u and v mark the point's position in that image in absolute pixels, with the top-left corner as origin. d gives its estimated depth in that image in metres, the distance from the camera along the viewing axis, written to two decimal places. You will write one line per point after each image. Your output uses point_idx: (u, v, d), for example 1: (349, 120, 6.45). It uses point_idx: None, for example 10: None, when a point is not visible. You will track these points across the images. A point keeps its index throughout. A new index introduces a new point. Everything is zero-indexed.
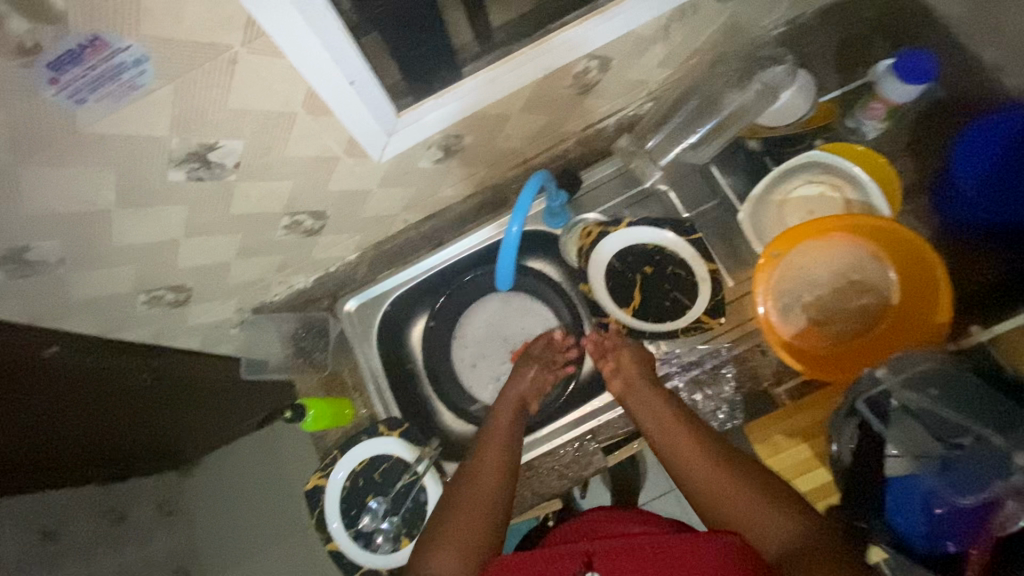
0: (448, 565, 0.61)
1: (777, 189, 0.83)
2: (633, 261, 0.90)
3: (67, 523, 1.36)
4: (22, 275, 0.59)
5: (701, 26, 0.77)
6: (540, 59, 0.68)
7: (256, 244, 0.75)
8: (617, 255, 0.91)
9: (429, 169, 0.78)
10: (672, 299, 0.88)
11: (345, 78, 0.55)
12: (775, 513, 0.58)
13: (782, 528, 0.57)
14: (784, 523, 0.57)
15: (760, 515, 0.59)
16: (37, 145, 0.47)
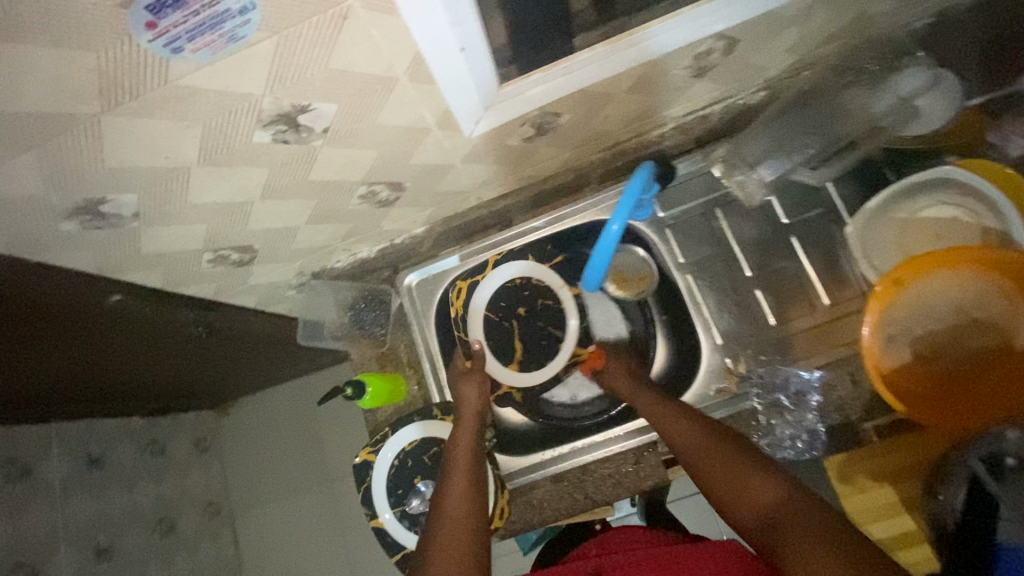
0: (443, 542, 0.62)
1: (900, 206, 0.74)
2: (505, 306, 0.92)
3: (112, 451, 1.42)
4: (96, 226, 0.56)
5: (846, 10, 0.66)
6: (665, 36, 0.60)
7: (328, 211, 0.71)
8: (491, 305, 0.92)
9: (517, 147, 0.72)
10: (546, 337, 0.92)
11: (457, 43, 0.49)
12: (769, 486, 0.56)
13: (763, 495, 0.56)
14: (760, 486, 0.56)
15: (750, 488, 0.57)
16: (126, 96, 0.43)
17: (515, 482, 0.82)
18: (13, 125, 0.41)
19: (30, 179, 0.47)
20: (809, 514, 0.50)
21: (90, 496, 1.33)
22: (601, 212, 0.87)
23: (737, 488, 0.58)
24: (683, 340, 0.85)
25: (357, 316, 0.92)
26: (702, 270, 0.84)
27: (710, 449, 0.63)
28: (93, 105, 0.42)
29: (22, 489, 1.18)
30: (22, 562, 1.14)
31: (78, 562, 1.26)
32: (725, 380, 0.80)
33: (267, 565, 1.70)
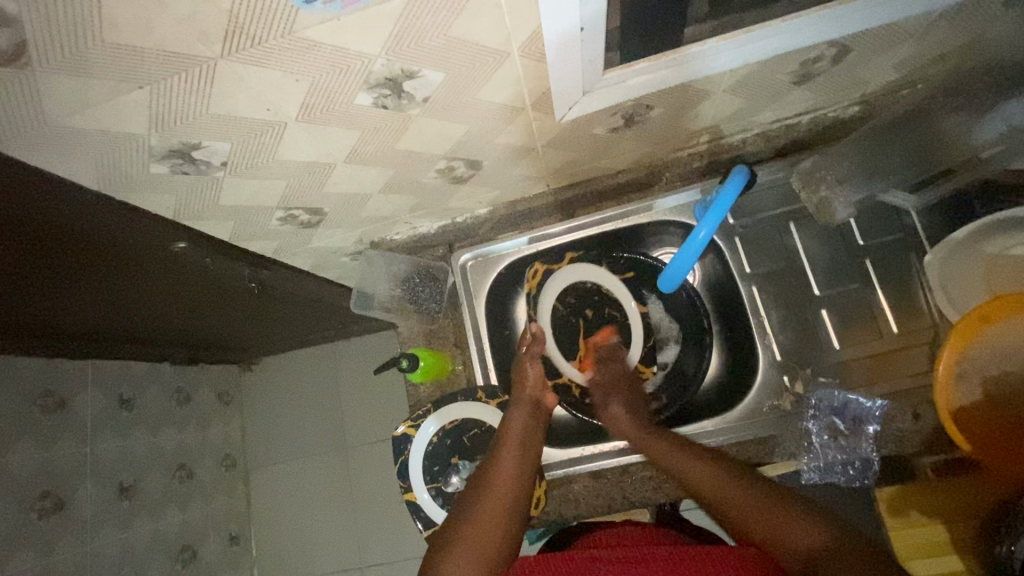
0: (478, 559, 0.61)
1: (990, 242, 0.71)
2: (573, 303, 0.89)
3: (141, 394, 1.44)
4: (184, 171, 0.56)
5: (968, 30, 0.63)
6: (783, 37, 0.57)
7: (403, 181, 0.71)
8: (559, 299, 0.88)
9: (601, 136, 0.70)
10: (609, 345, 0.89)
11: (578, 24, 0.48)
12: (791, 520, 0.59)
13: (796, 533, 0.58)
14: (803, 530, 0.58)
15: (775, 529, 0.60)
16: (247, 43, 0.42)
17: (552, 472, 0.82)
18: (134, 60, 0.41)
19: (137, 116, 0.47)
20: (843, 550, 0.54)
21: (118, 436, 1.36)
22: (666, 213, 0.86)
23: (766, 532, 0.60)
24: (737, 346, 0.84)
25: (408, 290, 0.92)
26: (768, 284, 0.82)
27: (755, 501, 0.63)
28: (213, 48, 0.41)
29: (56, 421, 1.21)
30: (51, 492, 1.17)
31: (102, 499, 1.28)
32: (780, 399, 0.78)
33: (277, 522, 1.73)
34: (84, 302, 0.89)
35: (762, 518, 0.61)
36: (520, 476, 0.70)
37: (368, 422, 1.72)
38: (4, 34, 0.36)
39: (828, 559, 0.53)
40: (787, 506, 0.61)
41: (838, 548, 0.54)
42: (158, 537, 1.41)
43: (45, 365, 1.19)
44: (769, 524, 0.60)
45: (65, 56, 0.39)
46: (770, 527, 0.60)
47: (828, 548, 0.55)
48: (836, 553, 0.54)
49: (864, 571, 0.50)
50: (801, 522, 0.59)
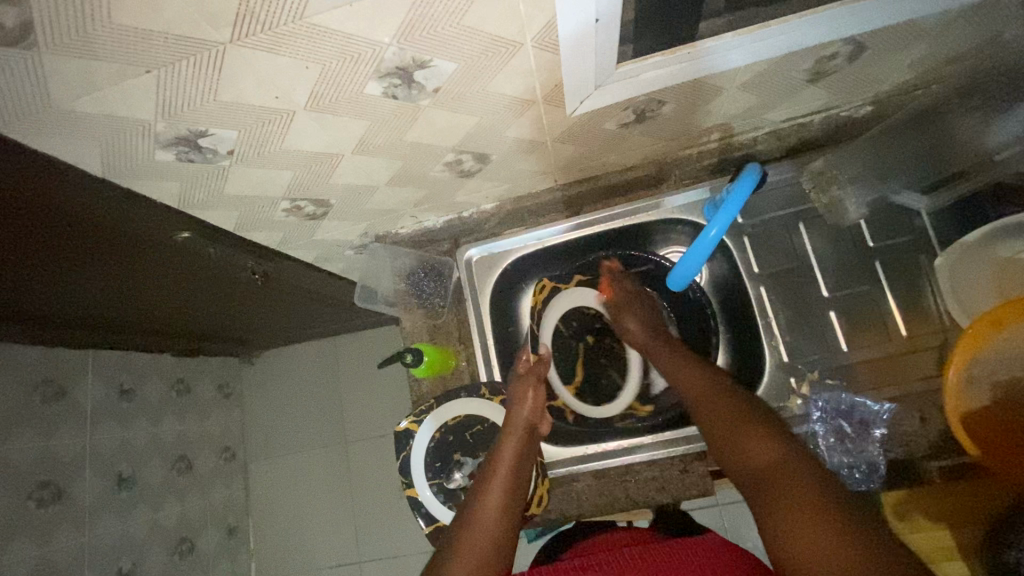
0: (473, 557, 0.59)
1: (1002, 245, 0.70)
2: (577, 326, 0.89)
3: (142, 384, 1.44)
4: (190, 159, 0.55)
5: (986, 29, 0.62)
6: (800, 32, 0.56)
7: (411, 174, 0.70)
8: (564, 316, 0.88)
9: (611, 132, 0.69)
10: (606, 377, 0.88)
11: (593, 15, 0.47)
12: (768, 441, 0.61)
13: (760, 452, 0.60)
14: (768, 447, 0.60)
15: (747, 440, 0.62)
16: (257, 28, 0.41)
17: (555, 471, 0.81)
18: (140, 43, 0.40)
19: (143, 101, 0.46)
20: (800, 474, 0.56)
21: (118, 426, 1.35)
22: (677, 212, 0.85)
23: (736, 446, 0.63)
24: (747, 345, 0.82)
25: (413, 284, 0.91)
26: (776, 284, 0.81)
27: (734, 415, 0.65)
28: (223, 32, 0.41)
29: (56, 410, 1.20)
30: (50, 481, 1.16)
31: (100, 489, 1.27)
32: (786, 400, 0.77)
33: (275, 515, 1.73)
34: (87, 290, 0.88)
35: (734, 433, 0.64)
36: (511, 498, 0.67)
37: (368, 416, 1.71)
38: (11, 12, 0.35)
39: (780, 476, 0.57)
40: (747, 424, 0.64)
41: (788, 465, 0.57)
42: (156, 528, 1.41)
43: (46, 353, 1.18)
44: (731, 430, 0.64)
45: (71, 38, 0.38)
46: (740, 439, 0.63)
47: (792, 471, 0.56)
48: (791, 473, 0.56)
49: (814, 498, 0.53)
50: (772, 441, 0.60)
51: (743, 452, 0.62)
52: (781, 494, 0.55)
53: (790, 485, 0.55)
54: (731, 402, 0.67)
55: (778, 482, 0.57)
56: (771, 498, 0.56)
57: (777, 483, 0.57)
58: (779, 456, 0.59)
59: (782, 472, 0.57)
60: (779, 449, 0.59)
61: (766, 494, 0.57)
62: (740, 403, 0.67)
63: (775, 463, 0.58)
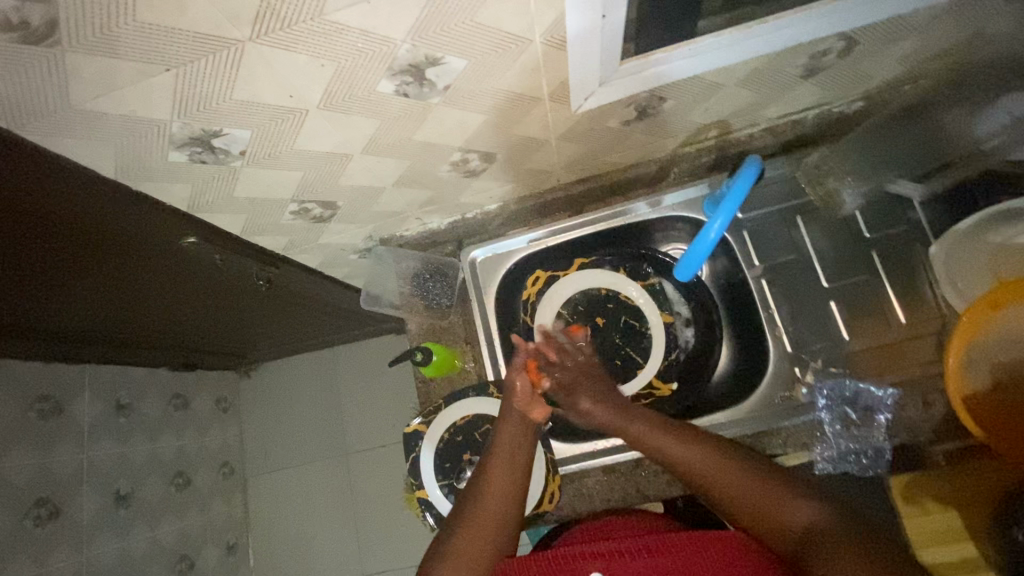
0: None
1: (996, 230, 0.71)
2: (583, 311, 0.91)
3: (139, 400, 1.41)
4: (202, 159, 0.56)
5: (970, 24, 0.65)
6: (798, 27, 0.58)
7: (418, 174, 0.71)
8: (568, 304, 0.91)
9: (614, 129, 0.71)
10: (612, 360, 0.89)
11: (600, 12, 0.48)
12: (785, 500, 0.62)
13: (792, 515, 0.61)
14: (797, 508, 0.61)
15: (770, 506, 0.62)
16: (278, 25, 0.42)
17: (565, 467, 0.81)
18: (163, 40, 0.40)
19: (161, 101, 0.46)
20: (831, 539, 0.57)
21: (116, 442, 1.33)
22: (674, 209, 0.87)
23: (757, 513, 0.63)
24: (746, 337, 0.86)
25: (418, 286, 0.92)
26: (777, 276, 0.83)
27: (745, 478, 0.64)
28: (243, 30, 0.41)
29: (53, 426, 1.18)
30: (48, 499, 1.14)
31: (98, 506, 1.25)
32: (792, 389, 0.79)
33: (275, 531, 1.70)
34: (92, 302, 0.88)
35: (755, 498, 0.63)
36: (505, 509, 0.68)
37: (369, 425, 1.70)
38: (38, 10, 0.35)
39: (820, 541, 0.58)
40: (756, 489, 0.63)
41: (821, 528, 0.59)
42: (156, 547, 1.38)
43: (42, 369, 1.16)
44: (752, 496, 0.63)
45: (95, 35, 0.38)
46: (765, 508, 0.62)
47: (824, 533, 0.58)
48: (825, 541, 0.57)
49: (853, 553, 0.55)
50: (795, 504, 0.61)
51: (773, 520, 0.62)
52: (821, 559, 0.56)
53: (829, 546, 0.56)
54: (733, 460, 0.66)
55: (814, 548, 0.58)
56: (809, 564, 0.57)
57: (820, 547, 0.57)
58: (812, 521, 0.60)
59: (815, 537, 0.58)
60: (805, 511, 0.61)
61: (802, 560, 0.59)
62: (747, 461, 0.66)
63: (809, 530, 0.59)
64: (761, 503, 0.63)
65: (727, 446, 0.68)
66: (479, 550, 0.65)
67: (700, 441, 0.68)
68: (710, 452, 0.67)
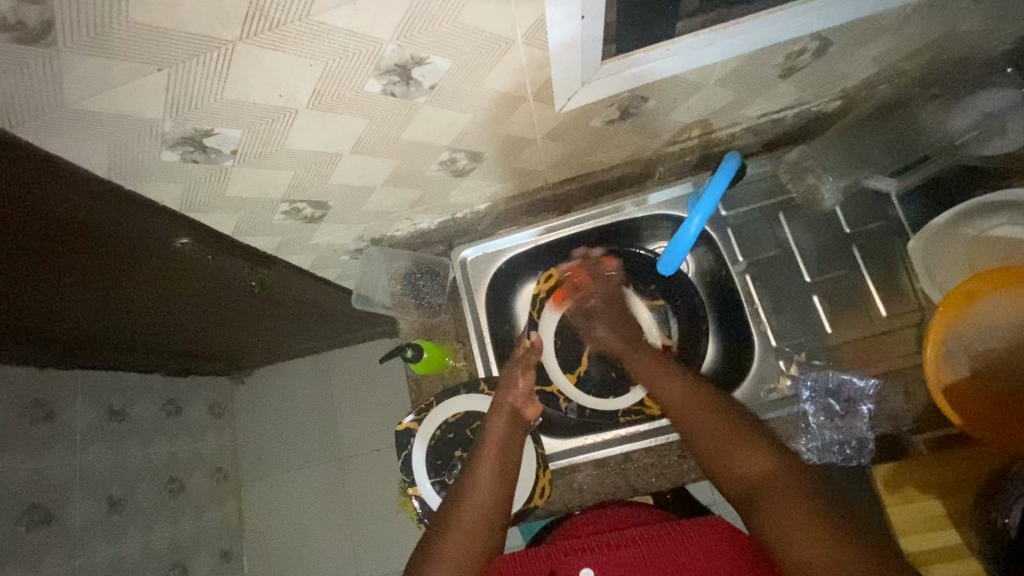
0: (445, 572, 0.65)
1: (970, 223, 0.73)
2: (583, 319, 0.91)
3: (133, 405, 1.41)
4: (194, 159, 0.57)
5: (940, 25, 0.68)
6: (772, 28, 0.60)
7: (408, 174, 0.73)
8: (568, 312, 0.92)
9: (598, 128, 0.73)
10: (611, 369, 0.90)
11: (579, 12, 0.50)
12: (749, 449, 0.66)
13: (751, 463, 0.65)
14: (757, 457, 0.65)
15: (734, 451, 0.66)
16: (267, 26, 0.43)
17: (556, 463, 0.82)
18: (155, 40, 0.42)
19: (153, 100, 0.48)
20: (784, 488, 0.61)
21: (109, 447, 1.33)
22: (660, 207, 0.88)
23: (722, 458, 0.67)
24: (732, 332, 0.87)
25: (410, 285, 0.93)
26: (761, 271, 0.84)
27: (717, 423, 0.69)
28: (233, 30, 0.43)
29: (46, 431, 1.18)
30: (40, 504, 1.14)
31: (90, 512, 1.24)
32: (777, 382, 0.80)
33: (270, 537, 1.69)
34: (85, 306, 0.88)
35: (721, 442, 0.68)
36: (495, 498, 0.71)
37: (364, 429, 1.70)
38: (34, 11, 0.37)
39: (773, 487, 0.61)
40: (724, 428, 0.68)
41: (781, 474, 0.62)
42: (148, 552, 1.38)
43: (35, 374, 1.16)
44: (721, 441, 0.67)
45: (89, 35, 0.40)
46: (728, 452, 0.66)
47: (781, 486, 0.61)
48: (779, 486, 0.61)
49: (807, 507, 0.58)
50: (758, 451, 0.65)
51: (734, 464, 0.66)
52: (775, 505, 0.59)
53: (783, 497, 0.60)
54: (717, 407, 0.71)
55: (765, 493, 0.61)
56: (763, 507, 0.61)
57: (770, 490, 0.61)
58: (771, 469, 0.63)
59: (770, 485, 0.62)
60: (766, 461, 0.64)
61: (752, 502, 0.62)
62: (729, 411, 0.71)
63: (765, 476, 0.63)
64: (728, 442, 0.67)
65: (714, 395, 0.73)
66: (467, 535, 0.68)
67: (685, 384, 0.75)
68: (698, 396, 0.73)
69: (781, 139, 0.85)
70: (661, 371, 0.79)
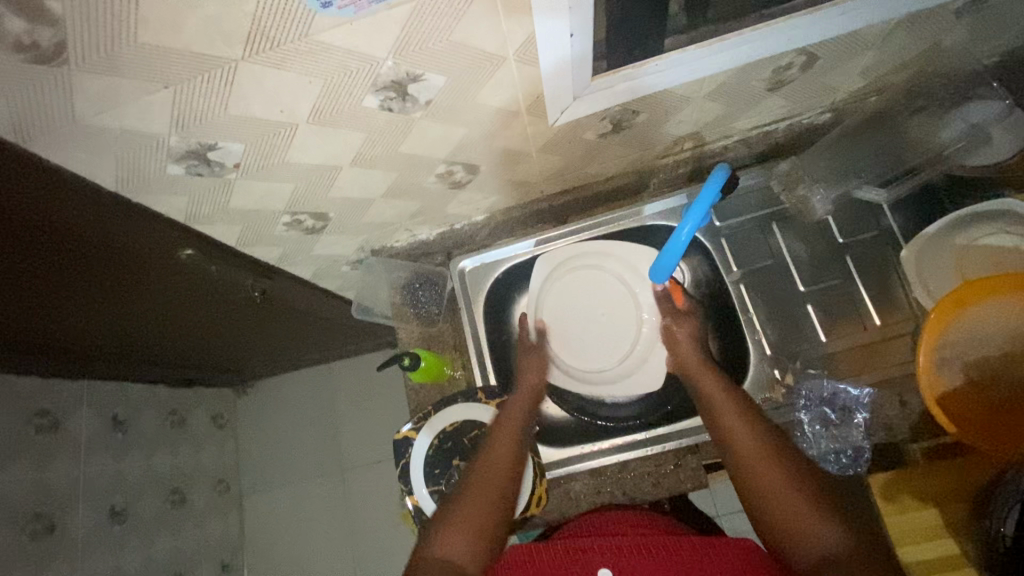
0: (460, 539, 0.62)
1: (960, 233, 0.74)
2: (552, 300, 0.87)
3: (137, 415, 1.43)
4: (199, 172, 0.59)
5: (924, 39, 0.69)
6: (758, 43, 0.62)
7: (406, 186, 0.75)
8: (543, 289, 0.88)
9: (592, 141, 0.75)
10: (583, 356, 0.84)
11: (568, 31, 0.52)
12: (826, 519, 0.59)
13: (829, 537, 0.57)
14: (838, 532, 0.58)
15: (810, 518, 0.59)
16: (268, 45, 0.45)
17: (553, 472, 0.83)
18: (161, 59, 0.44)
19: (157, 116, 0.50)
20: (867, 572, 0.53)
21: (111, 458, 1.33)
22: (654, 218, 0.89)
23: (796, 524, 0.59)
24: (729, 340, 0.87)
25: (409, 295, 0.95)
26: (756, 281, 0.85)
27: (791, 484, 0.62)
28: (236, 49, 0.45)
29: (50, 441, 1.19)
30: (43, 514, 1.14)
31: (92, 522, 1.25)
32: (771, 391, 0.80)
33: (271, 549, 1.69)
34: (90, 317, 0.90)
35: (791, 507, 0.60)
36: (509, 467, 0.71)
37: (366, 440, 1.71)
38: (47, 32, 0.39)
39: (849, 568, 0.54)
40: (798, 497, 0.61)
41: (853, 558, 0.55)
42: (149, 564, 1.37)
43: (42, 383, 1.18)
44: (795, 508, 0.60)
45: (99, 55, 0.42)
46: (802, 518, 0.59)
47: (865, 568, 0.54)
48: (860, 567, 0.54)
49: None
50: (835, 527, 0.58)
51: (800, 533, 0.59)
52: None
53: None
54: (803, 471, 0.63)
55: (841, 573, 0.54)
56: None
57: (845, 570, 0.54)
58: (854, 546, 0.56)
59: (849, 564, 0.55)
60: (842, 538, 0.57)
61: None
62: (807, 475, 0.63)
63: (837, 556, 0.56)
64: (796, 512, 0.60)
65: (794, 455, 0.65)
66: (483, 499, 0.67)
67: (755, 427, 0.67)
68: (771, 448, 0.65)
69: (772, 150, 0.87)
70: (738, 413, 0.69)
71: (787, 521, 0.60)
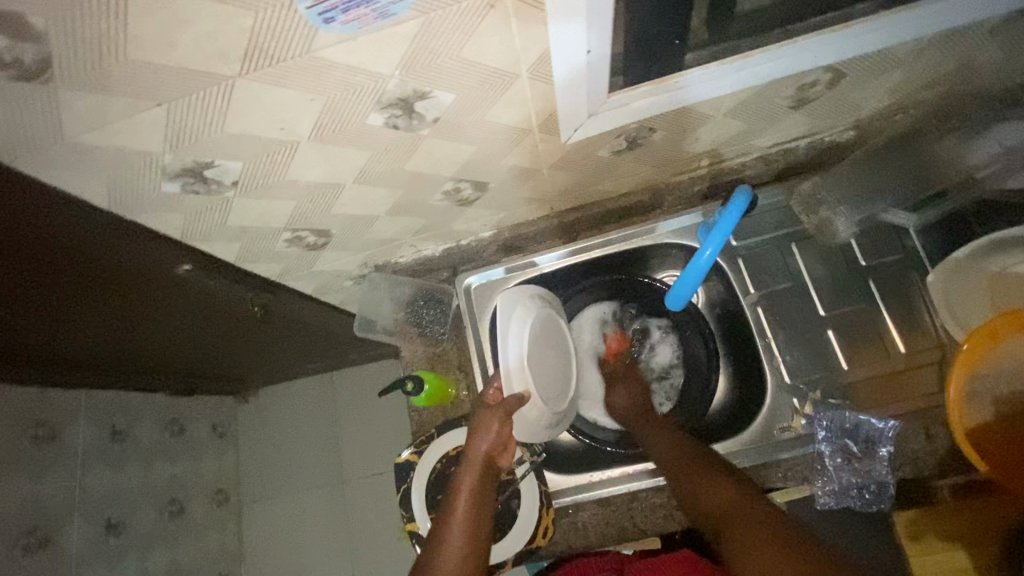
0: None
1: (992, 259, 0.70)
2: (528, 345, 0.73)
3: (135, 426, 1.40)
4: (196, 190, 0.56)
5: (958, 56, 0.66)
6: (782, 60, 0.59)
7: (411, 204, 0.72)
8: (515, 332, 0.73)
9: (605, 158, 0.72)
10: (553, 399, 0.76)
11: (585, 48, 0.49)
12: (722, 480, 0.67)
13: (725, 493, 0.65)
14: (732, 489, 0.65)
15: (707, 482, 0.67)
16: (267, 62, 0.42)
17: (560, 500, 0.79)
18: (154, 78, 0.41)
19: (151, 135, 0.47)
20: (757, 517, 0.60)
21: (108, 469, 1.31)
22: (668, 236, 0.87)
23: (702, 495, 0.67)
24: (745, 365, 0.86)
25: (413, 312, 0.92)
26: (774, 304, 0.82)
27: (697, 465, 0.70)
28: (233, 67, 0.42)
29: (46, 453, 1.17)
30: (37, 528, 1.12)
31: (87, 536, 1.22)
32: (791, 421, 0.77)
33: (268, 561, 1.66)
34: (85, 330, 0.88)
35: (699, 480, 0.68)
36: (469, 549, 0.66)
37: (367, 452, 1.68)
38: (31, 50, 0.37)
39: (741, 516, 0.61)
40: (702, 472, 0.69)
41: (740, 506, 0.63)
42: None
43: (39, 393, 1.16)
44: (695, 478, 0.68)
45: (87, 73, 0.39)
46: (702, 486, 0.68)
47: (758, 515, 0.60)
48: (755, 515, 0.61)
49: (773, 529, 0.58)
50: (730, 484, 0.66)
51: (705, 494, 0.66)
52: (742, 530, 0.60)
53: (753, 526, 0.59)
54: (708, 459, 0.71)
55: (737, 525, 0.61)
56: (728, 536, 0.61)
57: (740, 520, 0.61)
58: (744, 496, 0.64)
59: (744, 513, 0.62)
60: (736, 492, 0.65)
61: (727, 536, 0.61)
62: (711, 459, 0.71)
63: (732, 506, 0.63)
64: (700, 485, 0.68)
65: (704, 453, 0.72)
66: None
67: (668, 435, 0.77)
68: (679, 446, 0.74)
69: (792, 168, 0.84)
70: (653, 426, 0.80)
71: (694, 494, 0.68)
